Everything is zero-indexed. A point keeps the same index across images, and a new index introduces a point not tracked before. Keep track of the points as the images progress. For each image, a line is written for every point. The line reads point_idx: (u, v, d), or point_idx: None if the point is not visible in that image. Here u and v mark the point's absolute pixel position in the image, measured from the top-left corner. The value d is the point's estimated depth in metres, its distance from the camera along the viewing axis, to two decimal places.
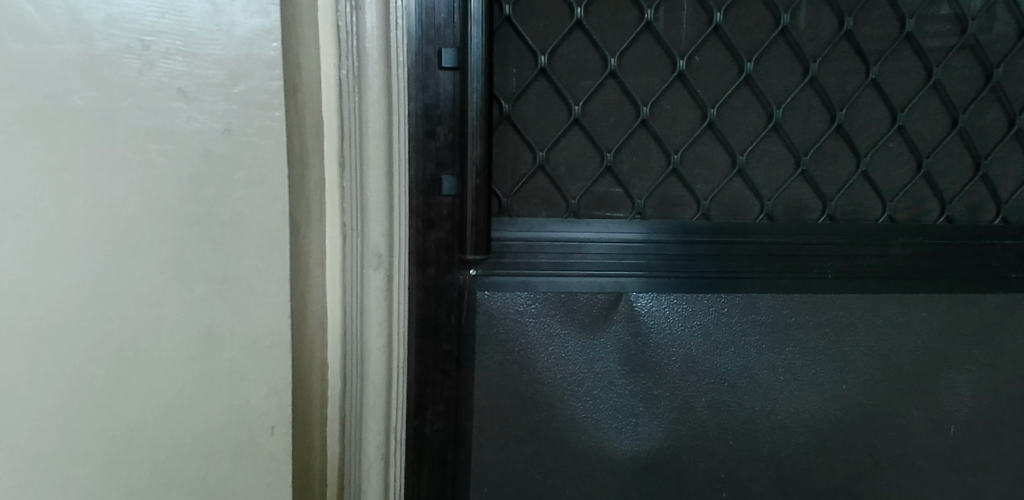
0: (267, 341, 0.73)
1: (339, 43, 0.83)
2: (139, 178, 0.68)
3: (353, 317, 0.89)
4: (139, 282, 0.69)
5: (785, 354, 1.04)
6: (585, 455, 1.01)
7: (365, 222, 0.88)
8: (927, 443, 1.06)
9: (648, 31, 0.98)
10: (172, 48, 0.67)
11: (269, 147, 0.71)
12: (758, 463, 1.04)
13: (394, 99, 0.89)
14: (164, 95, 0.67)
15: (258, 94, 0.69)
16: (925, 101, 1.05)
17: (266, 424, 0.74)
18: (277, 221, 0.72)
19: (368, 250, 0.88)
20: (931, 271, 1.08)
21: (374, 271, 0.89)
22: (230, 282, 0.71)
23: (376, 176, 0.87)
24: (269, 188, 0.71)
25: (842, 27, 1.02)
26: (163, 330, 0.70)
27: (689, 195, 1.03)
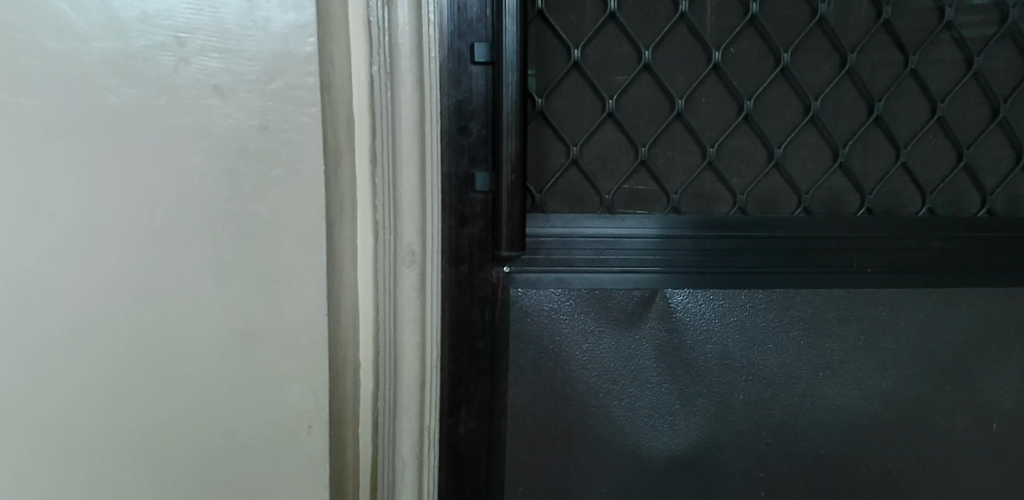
0: (305, 339, 0.70)
1: (370, 38, 0.79)
2: (172, 177, 0.64)
3: (387, 318, 0.87)
4: (176, 288, 0.65)
5: (824, 350, 1.02)
6: (621, 454, 0.99)
7: (399, 221, 0.86)
8: (972, 439, 1.04)
9: (683, 22, 0.96)
10: (208, 45, 0.63)
11: (305, 143, 0.67)
12: (797, 462, 1.02)
13: (427, 96, 0.87)
14: (198, 92, 0.63)
15: (296, 90, 0.66)
16: (965, 92, 1.03)
17: (303, 422, 0.71)
18: (315, 219, 0.68)
19: (401, 248, 0.87)
20: (975, 265, 1.05)
21: (408, 268, 0.89)
22: (267, 279, 0.68)
23: (409, 173, 0.86)
24: (308, 183, 0.68)
25: (880, 17, 1.00)
26: (202, 335, 0.67)
27: (725, 189, 1.01)
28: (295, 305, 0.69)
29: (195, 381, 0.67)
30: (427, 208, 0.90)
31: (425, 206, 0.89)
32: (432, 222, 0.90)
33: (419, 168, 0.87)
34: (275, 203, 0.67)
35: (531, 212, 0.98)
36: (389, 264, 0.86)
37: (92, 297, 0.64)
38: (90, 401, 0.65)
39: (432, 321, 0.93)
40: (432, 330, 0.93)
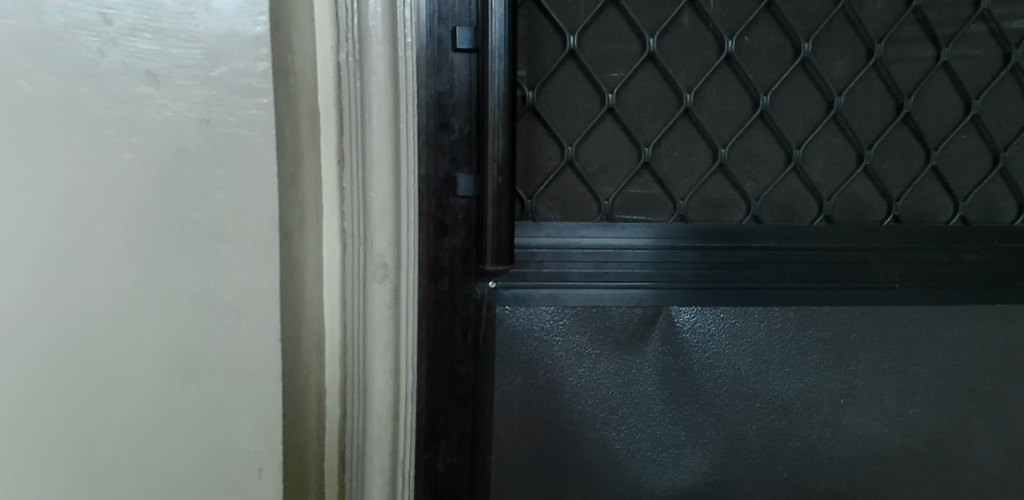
0: (254, 371, 0.52)
1: (337, 23, 0.69)
2: (88, 167, 0.48)
3: (354, 340, 0.75)
4: (93, 310, 0.49)
5: (845, 374, 0.91)
6: (620, 492, 0.88)
7: (368, 233, 0.75)
8: (1006, 473, 0.93)
9: (692, 7, 0.86)
10: (138, 21, 0.47)
11: (257, 140, 0.50)
12: (817, 499, 0.91)
13: (401, 88, 0.75)
14: (128, 81, 0.47)
15: (244, 78, 0.49)
16: (1003, 88, 0.93)
17: (252, 466, 0.53)
18: (266, 225, 0.51)
19: (371, 261, 0.75)
20: (1008, 279, 0.95)
21: (379, 284, 0.77)
22: (211, 305, 0.51)
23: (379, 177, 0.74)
24: (258, 187, 0.50)
25: (910, 3, 0.89)
26: (127, 363, 0.50)
27: (738, 195, 0.90)
28: (245, 333, 0.52)
29: (126, 430, 0.51)
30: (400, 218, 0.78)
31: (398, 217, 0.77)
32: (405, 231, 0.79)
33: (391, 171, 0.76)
34: (222, 209, 0.50)
35: (521, 219, 0.87)
36: (358, 279, 0.74)
37: None
38: None
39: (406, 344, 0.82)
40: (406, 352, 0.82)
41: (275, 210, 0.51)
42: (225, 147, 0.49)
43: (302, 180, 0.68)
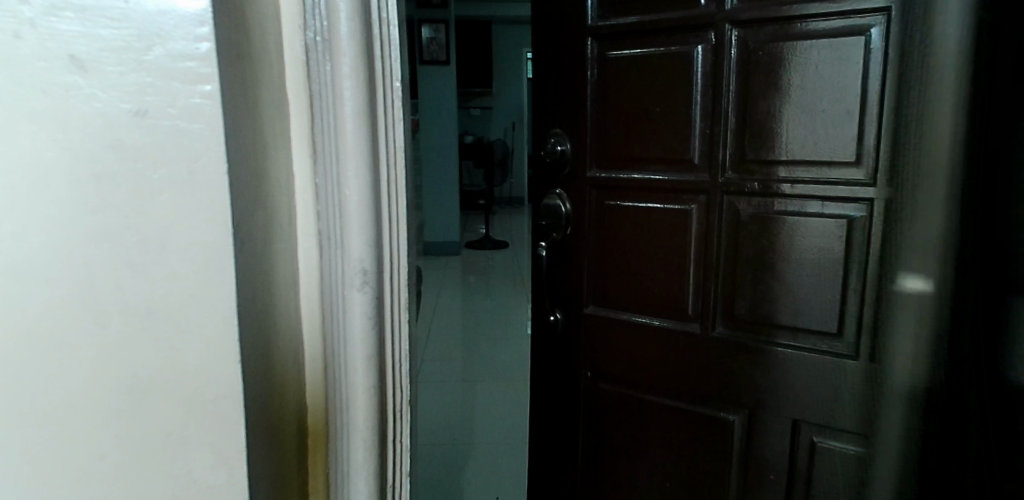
0: (213, 323, 0.51)
1: (340, 37, 0.58)
2: (107, 212, 0.49)
3: (338, 358, 0.64)
4: (92, 341, 0.51)
5: None
6: None
7: (344, 222, 0.61)
8: None
9: None
10: (116, 71, 0.48)
11: (203, 137, 0.48)
12: None
13: (377, 69, 0.61)
14: (116, 123, 0.48)
15: (191, 97, 0.48)
16: None
17: (232, 384, 0.53)
18: (208, 230, 0.50)
19: (349, 266, 0.61)
20: None
21: (358, 291, 0.62)
22: (174, 290, 0.51)
23: (356, 172, 0.60)
24: (202, 192, 0.49)
25: None
26: (143, 322, 0.51)
27: None
28: (197, 310, 0.51)
29: (154, 406, 0.52)
30: (385, 210, 0.62)
31: (383, 214, 0.62)
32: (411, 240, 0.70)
33: (371, 156, 0.61)
34: (237, 174, 0.51)
35: None
36: (337, 297, 0.62)
37: (48, 339, 0.50)
38: (69, 418, 0.52)
39: (400, 376, 0.67)
40: (398, 400, 0.67)
41: (211, 215, 0.50)
42: (179, 165, 0.49)
43: (267, 176, 0.59)
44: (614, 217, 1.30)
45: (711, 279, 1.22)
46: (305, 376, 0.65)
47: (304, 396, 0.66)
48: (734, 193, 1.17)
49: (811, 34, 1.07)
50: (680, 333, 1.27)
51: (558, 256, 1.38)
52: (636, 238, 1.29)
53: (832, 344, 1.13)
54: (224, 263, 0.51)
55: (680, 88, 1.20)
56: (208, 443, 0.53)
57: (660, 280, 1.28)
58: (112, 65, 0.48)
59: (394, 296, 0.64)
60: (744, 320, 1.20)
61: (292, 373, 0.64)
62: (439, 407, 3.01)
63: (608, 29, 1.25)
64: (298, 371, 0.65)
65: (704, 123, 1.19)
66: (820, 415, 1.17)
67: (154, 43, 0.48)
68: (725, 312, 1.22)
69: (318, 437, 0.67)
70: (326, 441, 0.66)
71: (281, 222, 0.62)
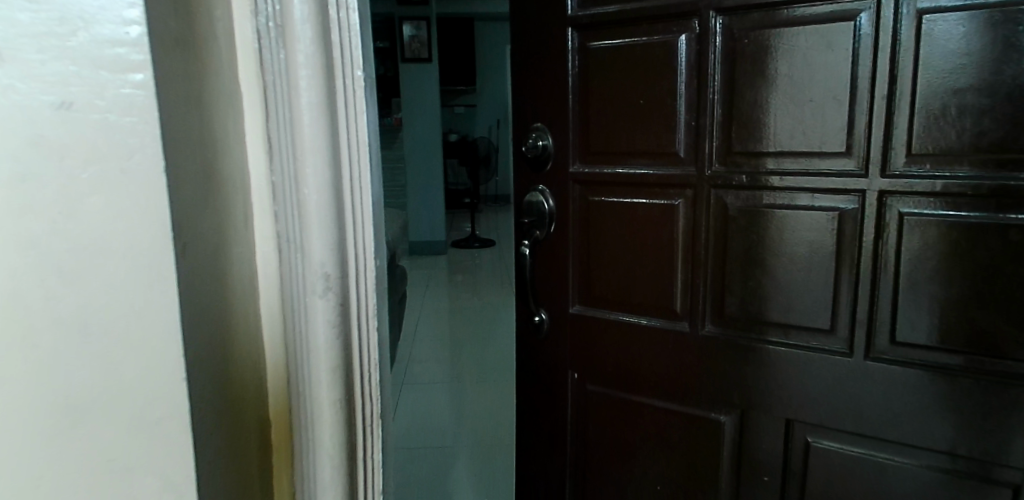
0: (155, 335, 0.46)
1: (296, 23, 0.54)
2: (32, 215, 0.44)
3: (302, 371, 0.59)
4: (21, 356, 0.46)
5: None
6: None
7: (304, 222, 0.56)
8: None
9: None
10: (35, 60, 0.43)
11: (136, 131, 0.44)
12: None
13: (335, 57, 0.56)
14: (38, 117, 0.43)
15: (121, 87, 0.43)
16: None
17: (179, 401, 0.48)
18: (145, 234, 0.45)
19: (310, 271, 0.57)
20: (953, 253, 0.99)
21: (320, 298, 0.57)
22: (110, 300, 0.46)
23: (315, 168, 0.56)
24: (137, 192, 0.44)
25: None
26: (77, 336, 0.46)
27: None
28: (136, 322, 0.46)
29: (92, 428, 0.47)
30: (348, 208, 0.58)
31: (348, 213, 0.58)
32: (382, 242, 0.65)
33: (332, 151, 0.56)
34: (179, 171, 0.46)
35: None
36: (297, 304, 0.58)
37: None
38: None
39: (370, 387, 0.62)
40: (373, 411, 0.63)
41: (148, 217, 0.45)
42: (110, 163, 0.44)
43: (219, 174, 0.54)
44: (598, 214, 1.26)
45: (698, 276, 1.18)
46: (267, 388, 0.61)
47: (268, 410, 0.61)
48: (721, 187, 1.13)
49: (798, 20, 1.04)
50: (669, 332, 1.23)
51: (542, 254, 1.33)
52: (621, 235, 1.24)
53: (825, 339, 1.10)
54: (165, 271, 0.46)
55: (663, 79, 1.16)
56: (153, 469, 0.49)
57: (646, 278, 1.23)
58: (33, 52, 0.43)
59: (361, 301, 0.60)
60: (732, 317, 1.17)
61: (253, 386, 0.60)
62: (427, 408, 2.96)
63: (589, 19, 1.21)
64: (259, 383, 0.61)
65: (689, 115, 1.14)
66: (814, 413, 1.13)
67: (78, 28, 0.43)
68: (714, 309, 1.18)
69: (283, 453, 0.62)
70: (291, 456, 0.62)
71: (238, 221, 0.57)
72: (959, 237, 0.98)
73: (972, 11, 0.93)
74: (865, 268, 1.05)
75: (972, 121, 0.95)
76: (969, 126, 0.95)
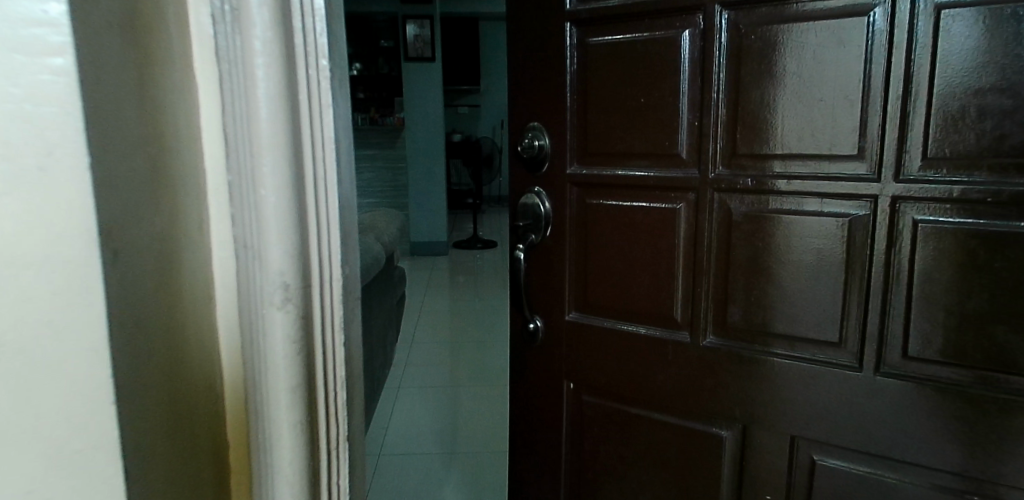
0: (80, 347, 0.42)
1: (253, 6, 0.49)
2: None
3: (258, 390, 0.54)
4: None
5: None
6: None
7: (260, 226, 0.51)
8: None
9: None
10: None
11: (56, 122, 0.40)
12: None
13: (298, 46, 0.51)
14: None
15: (40, 72, 0.39)
16: None
17: (109, 420, 0.44)
18: (68, 236, 0.41)
19: (267, 280, 0.51)
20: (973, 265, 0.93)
21: (278, 309, 0.52)
22: (35, 306, 0.42)
23: (272, 166, 0.51)
24: (59, 188, 0.40)
25: None
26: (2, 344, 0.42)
27: None
28: (62, 332, 0.42)
29: (21, 444, 0.44)
30: (311, 212, 0.53)
31: (310, 217, 0.53)
32: (352, 248, 0.60)
33: (292, 148, 0.51)
34: (107, 167, 0.42)
35: None
36: (253, 316, 0.53)
37: None
38: None
39: (335, 406, 0.57)
40: (337, 431, 0.58)
41: (70, 218, 0.41)
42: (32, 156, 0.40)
43: (169, 172, 0.49)
44: (596, 218, 1.20)
45: (700, 284, 1.13)
46: (223, 406, 0.56)
47: (224, 430, 0.56)
48: (725, 190, 1.08)
49: (809, 15, 0.98)
50: (669, 342, 1.18)
51: (537, 259, 1.28)
52: (620, 240, 1.19)
53: (833, 353, 1.05)
54: (88, 278, 0.41)
55: (666, 77, 1.10)
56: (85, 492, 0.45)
57: (645, 285, 1.18)
58: None
59: (325, 313, 0.55)
60: (736, 328, 1.11)
61: (207, 405, 0.55)
62: (423, 412, 2.90)
63: (588, 14, 1.15)
64: (215, 401, 0.56)
65: (692, 115, 1.09)
66: (820, 430, 1.08)
67: None
68: (716, 319, 1.13)
69: (241, 478, 0.57)
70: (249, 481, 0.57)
71: (189, 227, 0.52)
72: (977, 246, 0.92)
73: (976, 6, 0.88)
74: (877, 278, 1.00)
75: (993, 123, 0.89)
76: (988, 128, 0.90)
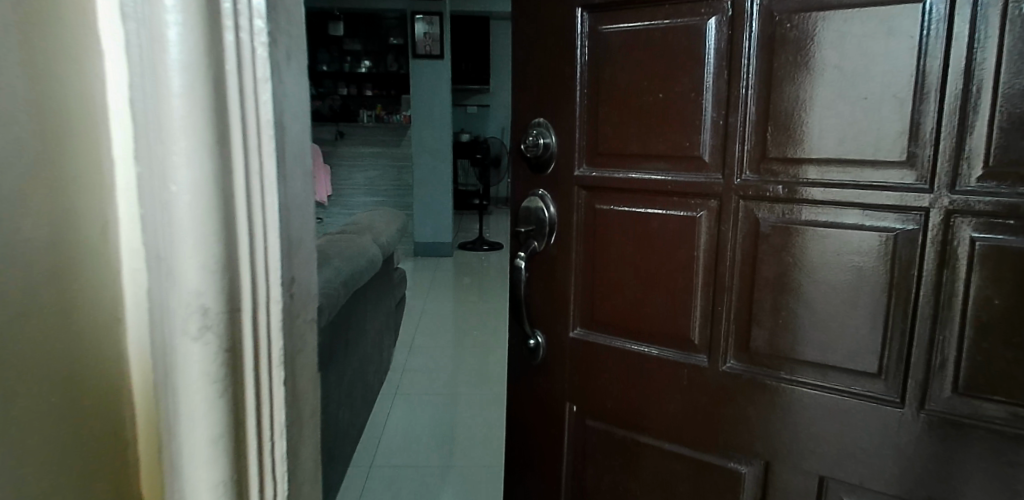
0: None
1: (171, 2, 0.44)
2: None
3: (174, 425, 0.48)
4: None
5: None
6: None
7: (178, 242, 0.46)
8: None
9: None
10: None
11: None
12: None
13: (227, 47, 0.46)
14: None
15: None
16: None
17: None
18: None
19: (185, 301, 0.46)
20: None
21: (196, 334, 0.47)
22: None
23: (191, 177, 0.46)
24: None
25: None
26: None
27: None
28: None
29: None
30: (240, 226, 0.48)
31: (239, 231, 0.48)
32: (296, 263, 0.55)
33: (219, 153, 0.46)
34: None
35: None
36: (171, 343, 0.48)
37: None
38: None
39: (267, 439, 0.52)
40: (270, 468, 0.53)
41: None
42: None
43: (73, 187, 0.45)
44: (606, 225, 1.09)
45: (720, 302, 1.01)
46: (137, 444, 0.50)
47: (139, 470, 0.50)
48: (752, 198, 0.96)
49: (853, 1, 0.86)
50: (684, 366, 1.06)
51: (540, 269, 1.16)
52: (632, 251, 1.07)
53: (870, 385, 0.93)
54: None
55: (688, 70, 0.98)
56: None
57: (658, 301, 1.06)
58: None
59: (256, 337, 0.50)
60: (759, 352, 0.99)
61: (119, 441, 0.49)
62: (418, 422, 2.77)
63: None
64: (128, 437, 0.50)
65: (716, 113, 0.97)
66: (853, 471, 0.95)
67: None
68: (737, 342, 1.01)
69: None
70: None
71: (97, 246, 0.47)
72: None
73: None
74: (926, 302, 0.87)
75: None
76: None
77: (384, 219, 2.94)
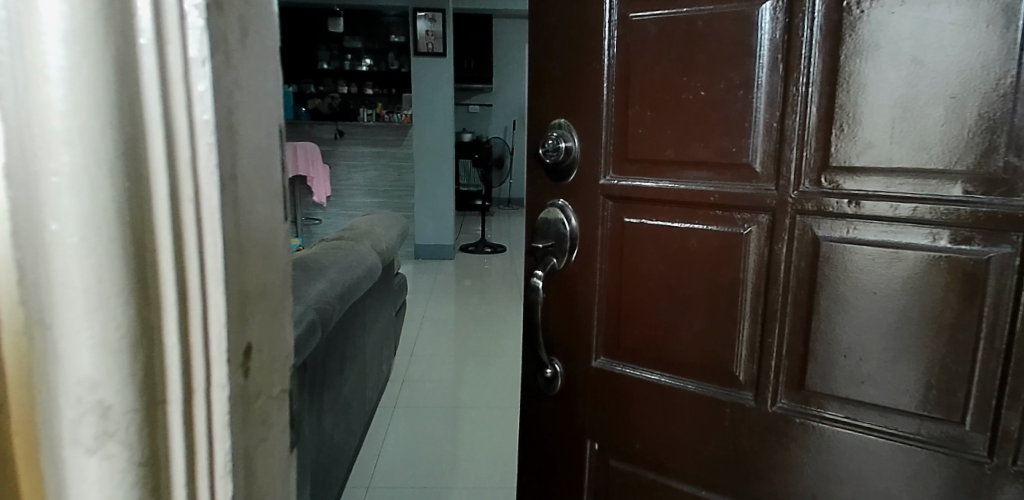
0: None
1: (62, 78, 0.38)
2: None
3: None
4: None
5: None
6: None
7: (71, 347, 0.40)
8: None
9: None
10: None
11: None
12: None
13: (144, 120, 0.41)
14: None
15: None
16: None
17: None
18: None
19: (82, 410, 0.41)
20: None
21: (98, 446, 0.42)
22: None
23: (85, 273, 0.40)
24: None
25: None
26: None
27: None
28: None
29: None
30: (166, 316, 0.43)
31: (161, 321, 0.43)
32: (256, 329, 0.50)
33: (129, 241, 0.41)
34: None
35: None
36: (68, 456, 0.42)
37: None
38: None
39: None
40: None
41: None
42: None
43: None
44: (637, 241, 0.95)
45: (770, 332, 0.88)
46: None
47: None
48: (811, 213, 0.83)
49: None
50: (726, 404, 0.92)
51: (560, 290, 1.03)
52: (666, 271, 0.94)
53: (950, 434, 0.79)
54: None
55: (734, 64, 0.85)
56: None
57: (696, 330, 0.93)
58: None
59: (186, 435, 0.45)
60: (816, 391, 0.86)
61: None
62: (417, 438, 2.63)
63: None
64: None
65: (770, 114, 0.84)
66: None
67: None
68: (790, 379, 0.87)
69: None
70: None
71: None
72: None
73: None
74: None
75: None
76: None
77: (382, 223, 2.79)
